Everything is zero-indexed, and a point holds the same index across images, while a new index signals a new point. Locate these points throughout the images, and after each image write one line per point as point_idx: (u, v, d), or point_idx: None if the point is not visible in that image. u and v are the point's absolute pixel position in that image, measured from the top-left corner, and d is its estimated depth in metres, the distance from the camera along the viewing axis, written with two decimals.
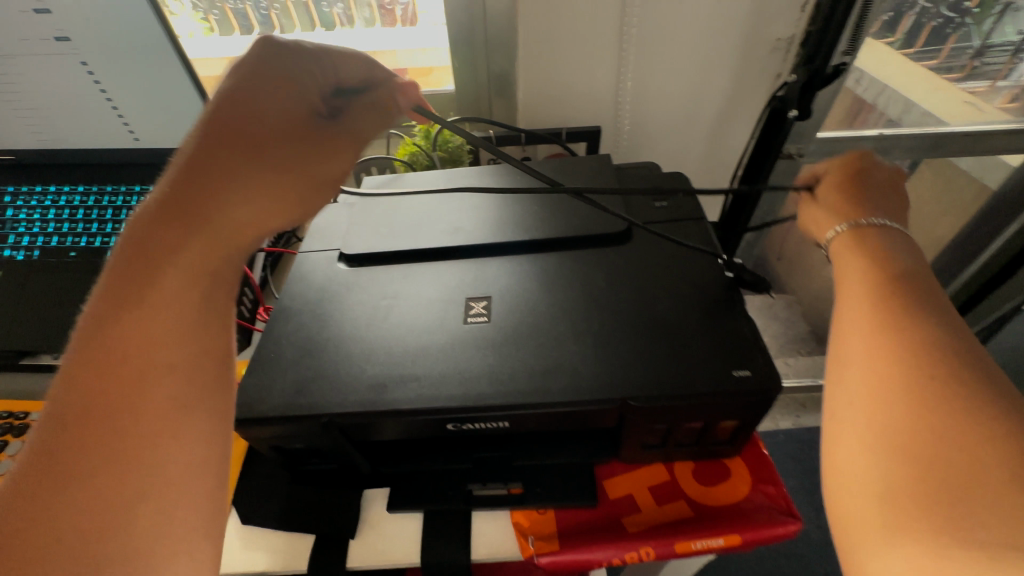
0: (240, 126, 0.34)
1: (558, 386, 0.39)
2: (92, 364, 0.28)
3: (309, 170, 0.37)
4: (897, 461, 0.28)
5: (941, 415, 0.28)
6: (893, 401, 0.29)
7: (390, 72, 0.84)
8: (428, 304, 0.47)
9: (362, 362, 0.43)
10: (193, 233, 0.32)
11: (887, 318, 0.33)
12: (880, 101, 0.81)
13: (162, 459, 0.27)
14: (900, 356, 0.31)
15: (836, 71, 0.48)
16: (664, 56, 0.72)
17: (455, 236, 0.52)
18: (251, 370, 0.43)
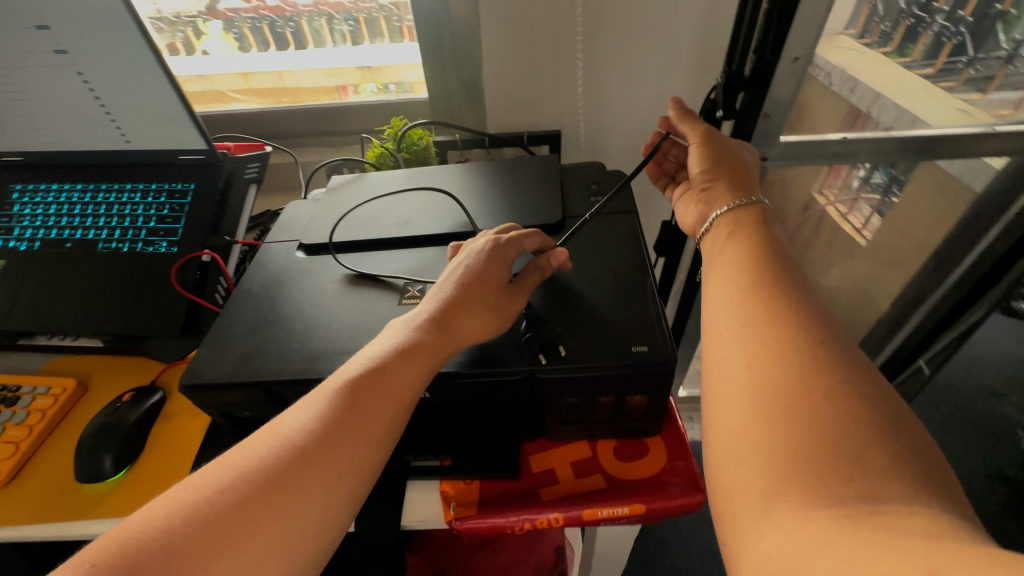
0: (481, 284, 0.44)
1: (475, 357, 0.43)
2: (341, 427, 0.36)
3: (479, 313, 0.43)
4: (777, 448, 0.30)
5: (805, 402, 0.30)
6: (765, 380, 0.32)
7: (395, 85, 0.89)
8: (371, 287, 0.51)
9: (304, 338, 0.47)
10: (436, 348, 0.41)
11: (757, 307, 0.36)
12: (874, 110, 0.79)
13: (303, 495, 0.33)
14: (768, 344, 0.34)
15: (753, 72, 0.52)
16: (622, 64, 0.75)
17: (403, 229, 0.57)
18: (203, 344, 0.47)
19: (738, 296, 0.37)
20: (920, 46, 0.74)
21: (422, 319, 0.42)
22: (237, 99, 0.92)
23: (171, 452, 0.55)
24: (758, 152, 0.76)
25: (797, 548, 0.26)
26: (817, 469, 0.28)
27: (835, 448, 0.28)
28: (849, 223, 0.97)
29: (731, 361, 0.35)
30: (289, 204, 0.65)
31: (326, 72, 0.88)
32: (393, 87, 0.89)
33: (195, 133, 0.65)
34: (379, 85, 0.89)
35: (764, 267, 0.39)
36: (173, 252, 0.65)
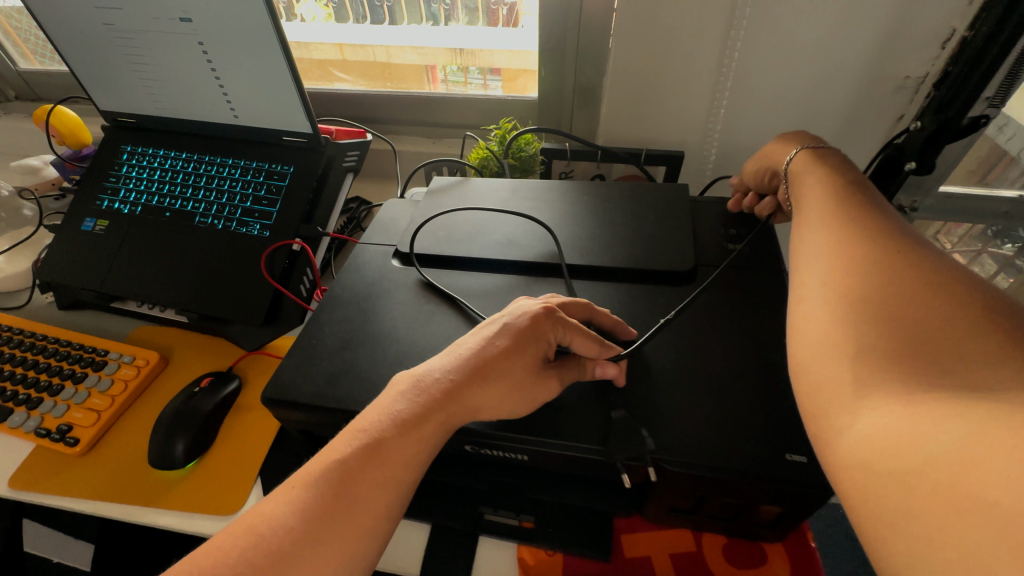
0: (510, 355, 0.37)
1: (569, 425, 0.37)
2: (322, 496, 0.32)
3: (497, 393, 0.36)
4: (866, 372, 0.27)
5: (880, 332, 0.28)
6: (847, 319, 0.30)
7: (483, 73, 0.83)
8: (469, 315, 0.46)
9: (395, 365, 0.42)
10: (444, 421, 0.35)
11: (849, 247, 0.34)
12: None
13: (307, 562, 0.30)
14: (860, 284, 0.31)
15: (974, 123, 0.42)
16: (769, 84, 0.66)
17: (508, 250, 0.51)
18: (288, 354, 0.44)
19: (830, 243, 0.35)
20: None
21: (432, 374, 0.36)
22: (342, 79, 0.90)
23: (241, 447, 0.53)
24: (908, 199, 0.69)
25: (902, 427, 0.24)
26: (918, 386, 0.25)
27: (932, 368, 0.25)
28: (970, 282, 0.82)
29: (816, 302, 0.32)
30: (386, 202, 0.61)
31: (414, 49, 0.83)
32: (479, 74, 0.83)
33: (303, 116, 0.62)
34: (464, 71, 0.83)
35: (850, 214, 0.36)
36: (265, 237, 0.63)
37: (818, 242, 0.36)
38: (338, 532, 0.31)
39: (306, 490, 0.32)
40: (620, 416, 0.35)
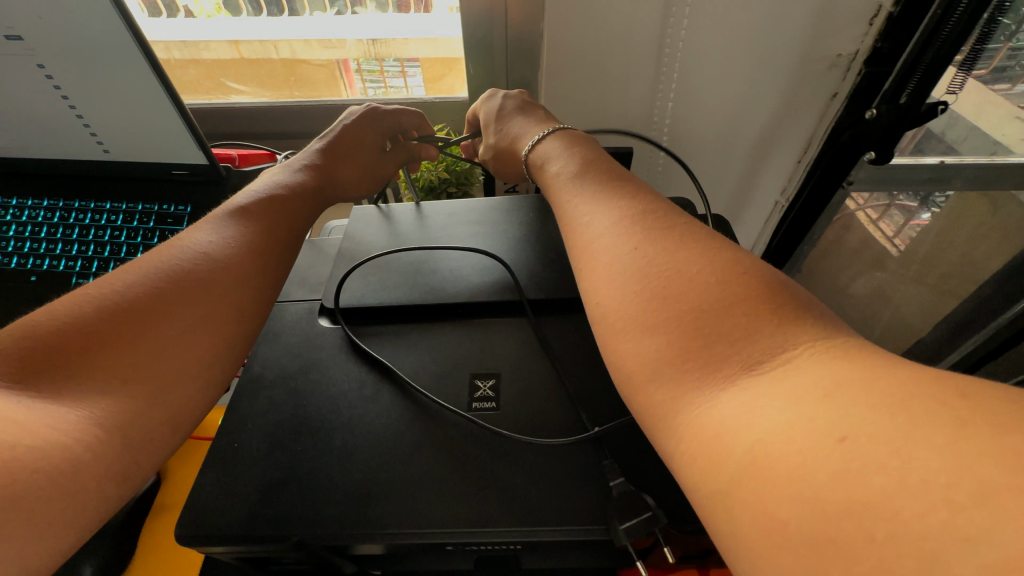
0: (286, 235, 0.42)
1: (564, 504, 0.32)
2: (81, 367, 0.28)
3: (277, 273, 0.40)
4: (644, 326, 0.26)
5: (676, 278, 0.27)
6: (651, 277, 0.27)
7: (401, 63, 0.74)
8: (424, 378, 0.39)
9: (345, 460, 0.35)
10: (239, 288, 0.36)
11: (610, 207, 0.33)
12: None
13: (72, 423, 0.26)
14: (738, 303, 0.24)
15: (935, 109, 0.40)
16: (708, 68, 0.63)
17: (454, 288, 0.45)
18: (206, 465, 0.36)
19: (591, 223, 0.33)
20: None
21: (206, 243, 0.37)
22: (238, 90, 0.78)
23: (171, 560, 0.44)
24: None
25: (743, 416, 0.21)
26: (731, 310, 0.24)
27: (734, 315, 0.24)
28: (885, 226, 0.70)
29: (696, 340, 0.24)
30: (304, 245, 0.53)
31: (308, 44, 0.73)
32: (395, 64, 0.75)
33: (193, 144, 0.52)
34: (379, 61, 0.74)
35: (606, 173, 0.37)
36: None
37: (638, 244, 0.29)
38: (113, 371, 0.29)
39: (45, 338, 0.29)
40: (621, 484, 0.31)
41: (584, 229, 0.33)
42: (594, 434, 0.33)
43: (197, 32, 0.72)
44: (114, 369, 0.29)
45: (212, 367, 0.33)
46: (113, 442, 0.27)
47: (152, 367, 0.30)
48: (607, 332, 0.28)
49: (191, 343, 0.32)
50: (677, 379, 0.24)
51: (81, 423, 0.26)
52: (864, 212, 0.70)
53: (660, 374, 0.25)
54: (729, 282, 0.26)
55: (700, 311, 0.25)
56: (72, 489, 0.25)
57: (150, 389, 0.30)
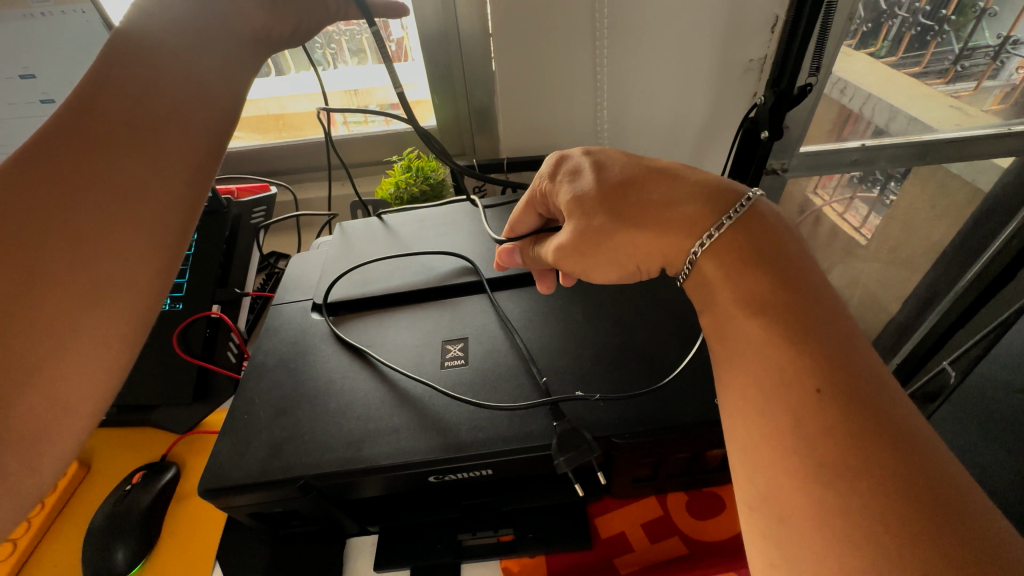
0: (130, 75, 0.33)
1: (521, 431, 0.38)
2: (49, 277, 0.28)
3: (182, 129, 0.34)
4: (778, 360, 0.27)
5: (811, 407, 0.26)
6: (794, 392, 0.26)
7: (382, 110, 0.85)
8: (404, 350, 0.46)
9: (340, 418, 0.41)
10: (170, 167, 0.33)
11: (769, 294, 0.30)
12: (866, 110, 0.85)
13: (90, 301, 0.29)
14: (830, 372, 0.26)
15: (802, 91, 0.49)
16: (640, 79, 0.73)
17: (428, 274, 0.53)
18: (223, 435, 0.42)
19: (737, 303, 0.30)
20: (973, 61, 0.83)
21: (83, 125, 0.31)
22: None
23: (191, 537, 0.49)
24: (777, 162, 0.85)
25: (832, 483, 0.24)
26: (856, 455, 0.24)
27: (870, 398, 0.25)
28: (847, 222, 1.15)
29: (815, 390, 0.26)
30: (293, 259, 0.60)
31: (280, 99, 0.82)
32: (378, 114, 0.84)
33: None
34: (363, 112, 0.84)
35: (794, 268, 0.30)
36: (179, 309, 0.59)
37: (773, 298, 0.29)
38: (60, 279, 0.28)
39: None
40: (563, 423, 0.37)
41: (732, 302, 0.31)
42: (553, 398, 0.38)
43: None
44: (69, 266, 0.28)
45: (174, 192, 0.33)
46: (133, 262, 0.31)
47: (128, 193, 0.31)
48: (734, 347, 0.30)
49: (143, 150, 0.32)
50: (778, 422, 0.26)
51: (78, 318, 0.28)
52: (833, 206, 1.11)
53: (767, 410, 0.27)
54: (903, 447, 0.24)
55: (829, 368, 0.26)
56: (87, 337, 0.28)
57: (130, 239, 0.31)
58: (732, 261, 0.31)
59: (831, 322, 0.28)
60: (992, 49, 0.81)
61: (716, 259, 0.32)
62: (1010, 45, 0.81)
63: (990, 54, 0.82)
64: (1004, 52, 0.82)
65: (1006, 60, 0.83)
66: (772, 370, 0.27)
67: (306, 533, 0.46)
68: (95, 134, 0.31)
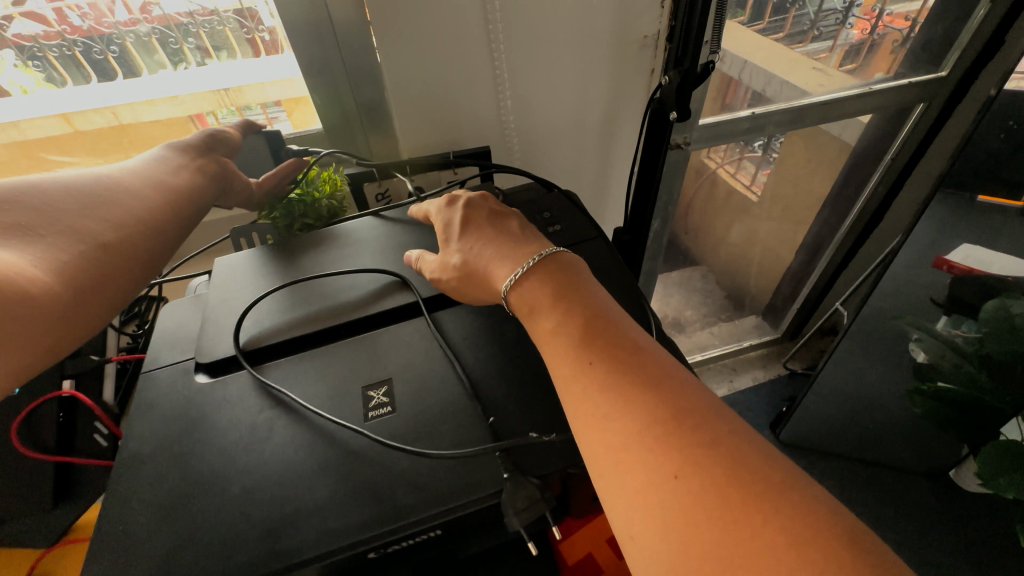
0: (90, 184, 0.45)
1: (469, 482, 0.33)
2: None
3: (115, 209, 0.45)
4: (621, 417, 0.29)
5: (661, 452, 0.27)
6: (644, 445, 0.27)
7: (262, 109, 0.74)
8: (317, 405, 0.39)
9: (246, 507, 0.34)
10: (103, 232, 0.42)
11: (594, 353, 0.32)
12: (744, 76, 0.90)
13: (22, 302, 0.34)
14: (664, 419, 0.28)
15: (706, 69, 0.48)
16: (539, 62, 0.69)
17: (335, 309, 0.45)
18: (91, 561, 0.32)
19: (578, 371, 0.32)
20: (825, 23, 0.87)
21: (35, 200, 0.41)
22: (65, 163, 0.72)
23: None
24: (680, 137, 0.86)
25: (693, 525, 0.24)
26: (712, 491, 0.25)
27: (696, 430, 0.28)
28: (738, 181, 1.19)
29: (657, 438, 0.27)
30: (164, 310, 0.50)
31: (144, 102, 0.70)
32: (257, 111, 0.74)
33: None
34: (238, 111, 0.74)
35: (605, 322, 0.34)
36: (14, 394, 0.47)
37: (596, 357, 0.32)
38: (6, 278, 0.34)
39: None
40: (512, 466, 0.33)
41: (572, 371, 0.32)
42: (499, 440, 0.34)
43: (19, 110, 0.67)
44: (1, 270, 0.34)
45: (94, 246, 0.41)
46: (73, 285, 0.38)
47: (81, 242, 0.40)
48: (580, 414, 0.31)
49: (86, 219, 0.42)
50: (636, 475, 0.27)
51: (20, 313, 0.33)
52: (722, 166, 1.13)
53: (626, 463, 0.27)
54: (719, 455, 0.26)
55: (660, 413, 0.28)
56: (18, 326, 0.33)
57: (113, 295, 0.41)
58: (561, 328, 0.34)
59: (647, 368, 0.31)
60: (840, 13, 0.86)
61: (553, 337, 0.34)
62: (856, 8, 0.86)
63: (840, 17, 0.87)
64: (852, 14, 0.87)
65: (851, 25, 0.88)
66: (611, 422, 0.29)
67: None
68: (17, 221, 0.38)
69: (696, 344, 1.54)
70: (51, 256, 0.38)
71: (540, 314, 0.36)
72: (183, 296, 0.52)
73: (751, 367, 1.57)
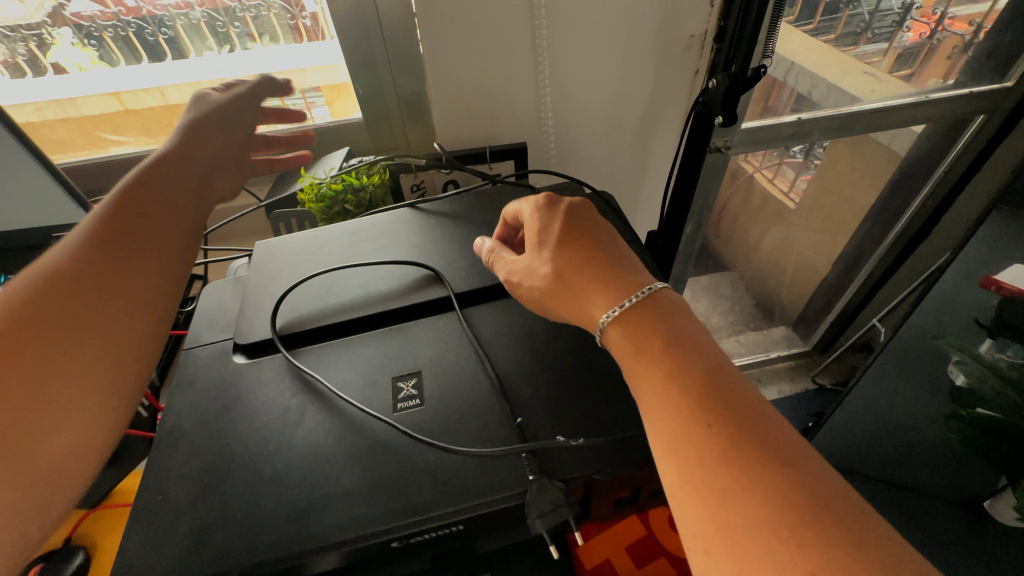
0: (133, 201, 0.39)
1: (494, 480, 0.34)
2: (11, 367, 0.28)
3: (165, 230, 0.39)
4: (714, 458, 0.28)
5: (759, 509, 0.26)
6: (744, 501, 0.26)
7: (302, 95, 0.74)
8: (348, 392, 0.40)
9: (277, 488, 0.35)
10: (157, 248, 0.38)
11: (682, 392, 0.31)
12: (789, 78, 0.87)
13: (68, 378, 0.30)
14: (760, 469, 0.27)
15: (756, 73, 0.46)
16: (581, 59, 0.68)
17: (370, 300, 0.46)
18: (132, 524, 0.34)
19: (666, 411, 0.30)
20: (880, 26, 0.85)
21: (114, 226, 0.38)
22: (118, 142, 0.75)
23: None
24: (720, 140, 0.84)
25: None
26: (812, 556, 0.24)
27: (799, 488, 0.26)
28: (776, 186, 1.16)
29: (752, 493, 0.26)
30: (205, 290, 0.52)
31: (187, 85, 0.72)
32: (298, 97, 0.74)
33: (73, 201, 0.50)
34: (281, 97, 0.74)
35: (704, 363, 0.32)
36: None
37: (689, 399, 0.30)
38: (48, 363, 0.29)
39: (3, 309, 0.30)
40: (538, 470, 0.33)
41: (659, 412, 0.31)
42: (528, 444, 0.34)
43: (73, 88, 0.70)
44: (54, 331, 0.30)
45: (141, 277, 0.36)
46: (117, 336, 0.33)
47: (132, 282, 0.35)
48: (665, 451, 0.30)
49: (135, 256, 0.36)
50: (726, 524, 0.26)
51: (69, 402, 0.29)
52: (760, 171, 1.10)
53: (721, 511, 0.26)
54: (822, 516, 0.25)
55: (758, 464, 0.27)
56: (59, 413, 0.29)
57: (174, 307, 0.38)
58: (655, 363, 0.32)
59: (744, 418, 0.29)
60: (897, 16, 0.83)
61: (631, 365, 0.34)
62: (914, 11, 0.83)
63: (896, 20, 0.84)
64: (909, 18, 0.84)
65: (908, 28, 0.85)
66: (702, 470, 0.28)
67: None
68: (63, 278, 0.33)
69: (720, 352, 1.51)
70: (106, 303, 0.33)
71: (641, 354, 0.33)
72: (224, 277, 0.54)
73: (777, 379, 1.52)
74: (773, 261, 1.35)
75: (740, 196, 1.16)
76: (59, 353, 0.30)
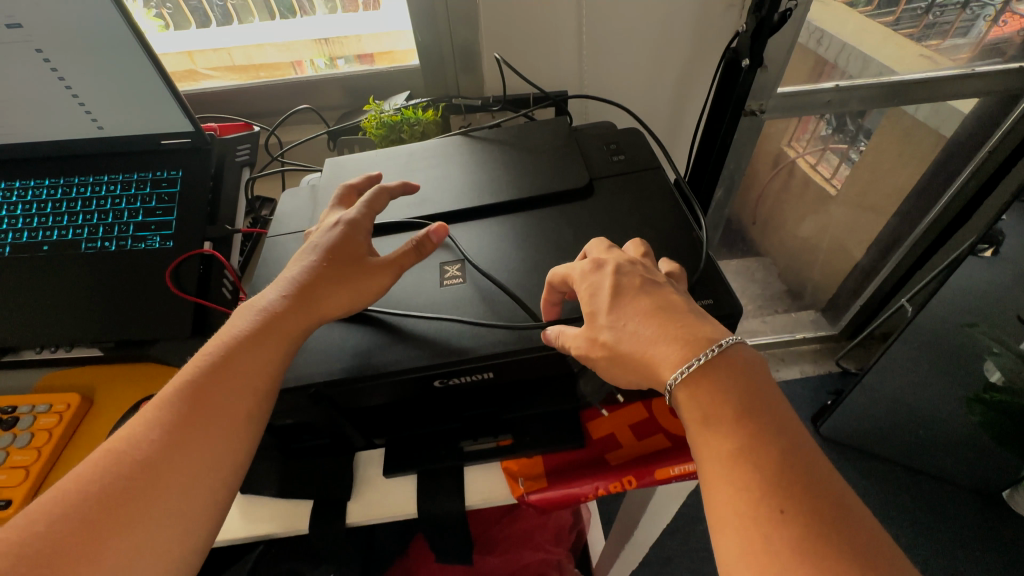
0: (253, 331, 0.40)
1: (521, 338, 0.41)
2: (126, 483, 0.32)
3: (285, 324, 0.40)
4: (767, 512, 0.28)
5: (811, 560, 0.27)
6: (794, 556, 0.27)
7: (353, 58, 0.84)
8: (405, 272, 0.48)
9: (345, 334, 0.43)
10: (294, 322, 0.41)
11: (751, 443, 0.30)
12: (840, 60, 0.91)
13: (170, 490, 0.33)
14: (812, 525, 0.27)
15: (783, 17, 0.50)
16: (623, 14, 0.73)
17: (424, 205, 0.54)
18: None
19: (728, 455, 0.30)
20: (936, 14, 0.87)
21: (263, 304, 0.41)
22: (208, 76, 0.85)
23: None
24: (755, 103, 0.87)
25: None
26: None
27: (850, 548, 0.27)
28: (819, 173, 1.20)
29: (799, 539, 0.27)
30: (283, 196, 0.61)
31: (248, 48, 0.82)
32: (347, 61, 0.84)
33: (181, 115, 0.59)
34: (331, 60, 0.84)
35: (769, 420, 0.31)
36: (170, 247, 0.59)
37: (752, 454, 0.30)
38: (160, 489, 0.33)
39: (156, 422, 0.35)
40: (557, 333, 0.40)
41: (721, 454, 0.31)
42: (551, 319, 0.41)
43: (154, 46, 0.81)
44: (174, 468, 0.34)
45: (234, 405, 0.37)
46: (217, 462, 0.35)
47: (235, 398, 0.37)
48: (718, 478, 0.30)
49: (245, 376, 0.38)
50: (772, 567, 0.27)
51: (165, 524, 0.32)
52: (805, 156, 1.17)
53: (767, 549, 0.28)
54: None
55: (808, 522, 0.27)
56: (156, 532, 0.32)
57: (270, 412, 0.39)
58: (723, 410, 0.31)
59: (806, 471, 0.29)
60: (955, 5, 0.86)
61: (689, 394, 0.32)
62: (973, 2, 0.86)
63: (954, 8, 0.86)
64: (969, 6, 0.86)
65: (969, 15, 0.87)
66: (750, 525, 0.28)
67: (316, 446, 0.48)
68: (196, 404, 0.36)
69: (744, 329, 1.53)
70: (216, 428, 0.36)
71: (709, 403, 0.32)
72: (298, 186, 0.62)
73: (800, 360, 1.53)
74: (804, 240, 1.36)
75: (780, 180, 1.23)
76: (169, 488, 0.33)
